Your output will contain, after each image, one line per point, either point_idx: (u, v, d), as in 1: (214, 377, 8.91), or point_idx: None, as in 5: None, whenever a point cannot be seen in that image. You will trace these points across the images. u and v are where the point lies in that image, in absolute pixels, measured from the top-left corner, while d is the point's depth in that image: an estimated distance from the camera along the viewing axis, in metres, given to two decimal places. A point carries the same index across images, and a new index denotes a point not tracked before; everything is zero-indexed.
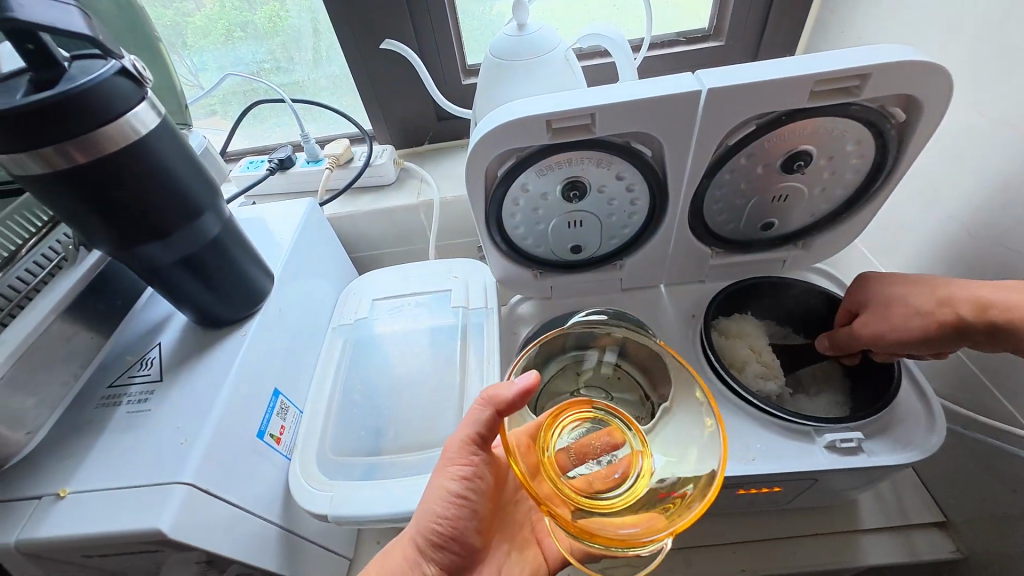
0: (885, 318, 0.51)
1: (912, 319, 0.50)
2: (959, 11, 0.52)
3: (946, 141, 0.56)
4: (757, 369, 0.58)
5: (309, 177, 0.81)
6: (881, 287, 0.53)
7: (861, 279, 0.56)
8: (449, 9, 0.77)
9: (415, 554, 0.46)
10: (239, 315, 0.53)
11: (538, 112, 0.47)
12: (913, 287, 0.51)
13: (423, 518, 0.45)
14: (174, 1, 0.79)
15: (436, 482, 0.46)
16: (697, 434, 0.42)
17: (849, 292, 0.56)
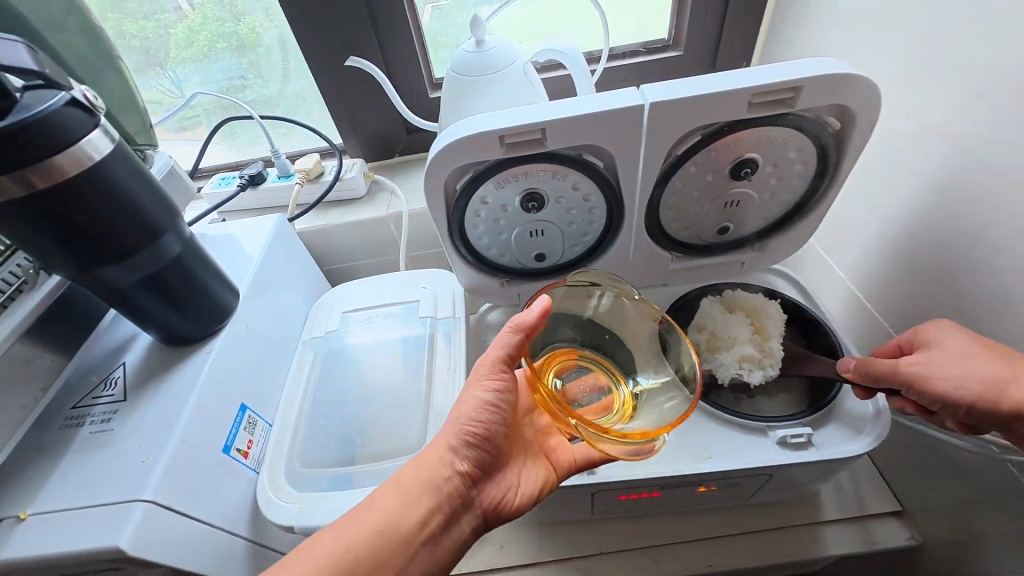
0: (943, 369, 0.48)
1: (972, 381, 0.46)
2: (891, 23, 0.55)
3: (886, 146, 0.59)
4: (750, 351, 0.57)
5: (280, 192, 0.82)
6: (964, 340, 0.48)
7: (943, 323, 0.50)
8: (413, 26, 0.79)
9: (448, 453, 0.46)
10: (204, 332, 0.54)
11: (490, 128, 0.49)
12: (999, 355, 0.46)
13: (457, 421, 0.46)
14: (155, 13, 0.79)
15: (472, 392, 0.47)
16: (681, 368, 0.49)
17: (924, 331, 0.51)
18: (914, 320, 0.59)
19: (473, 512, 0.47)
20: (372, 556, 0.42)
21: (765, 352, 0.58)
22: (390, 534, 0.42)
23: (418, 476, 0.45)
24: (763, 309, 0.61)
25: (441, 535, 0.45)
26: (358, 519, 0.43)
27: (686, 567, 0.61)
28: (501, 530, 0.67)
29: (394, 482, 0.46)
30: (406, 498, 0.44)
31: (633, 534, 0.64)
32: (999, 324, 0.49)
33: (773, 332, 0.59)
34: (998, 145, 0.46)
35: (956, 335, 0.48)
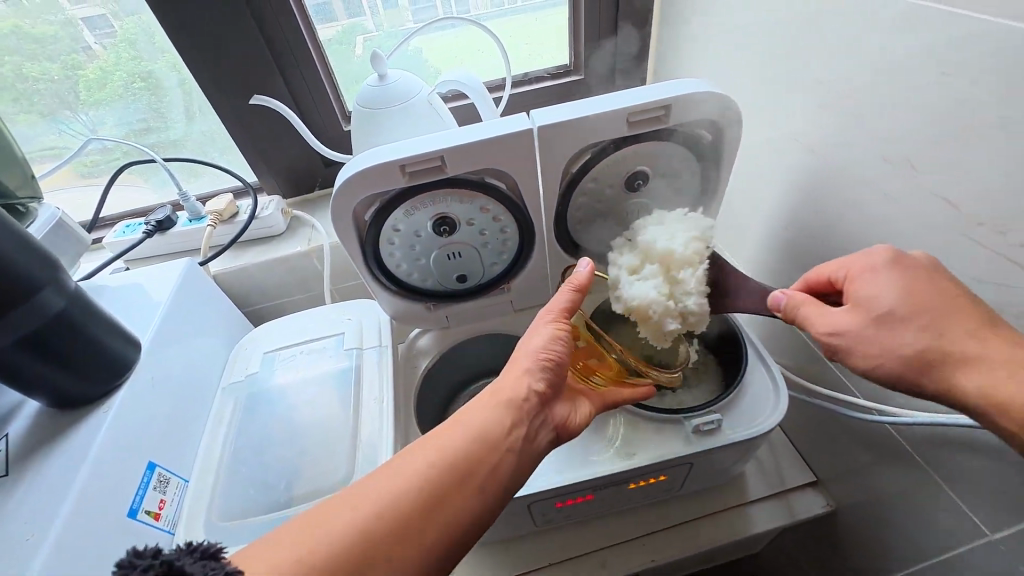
0: (861, 339, 0.44)
1: (890, 355, 0.42)
2: (746, 46, 0.63)
3: (757, 152, 0.66)
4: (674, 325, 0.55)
5: (191, 235, 0.79)
6: (895, 304, 0.42)
7: (884, 272, 0.43)
8: (320, 62, 0.80)
9: (526, 375, 0.49)
10: (102, 389, 0.51)
11: (390, 159, 0.50)
12: (932, 320, 0.41)
13: (531, 349, 0.51)
14: (61, 54, 0.75)
15: (544, 329, 0.52)
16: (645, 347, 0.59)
17: (856, 275, 0.45)
18: None
19: (544, 435, 0.49)
20: (462, 462, 0.43)
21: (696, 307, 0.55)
22: (479, 441, 0.44)
23: (505, 393, 0.48)
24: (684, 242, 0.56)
25: (520, 450, 0.46)
26: (446, 433, 0.45)
27: (631, 565, 0.63)
28: None
29: (476, 403, 0.48)
30: (497, 413, 0.46)
31: (578, 541, 0.65)
32: None
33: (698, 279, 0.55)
34: (838, 145, 0.53)
35: (889, 300, 0.42)
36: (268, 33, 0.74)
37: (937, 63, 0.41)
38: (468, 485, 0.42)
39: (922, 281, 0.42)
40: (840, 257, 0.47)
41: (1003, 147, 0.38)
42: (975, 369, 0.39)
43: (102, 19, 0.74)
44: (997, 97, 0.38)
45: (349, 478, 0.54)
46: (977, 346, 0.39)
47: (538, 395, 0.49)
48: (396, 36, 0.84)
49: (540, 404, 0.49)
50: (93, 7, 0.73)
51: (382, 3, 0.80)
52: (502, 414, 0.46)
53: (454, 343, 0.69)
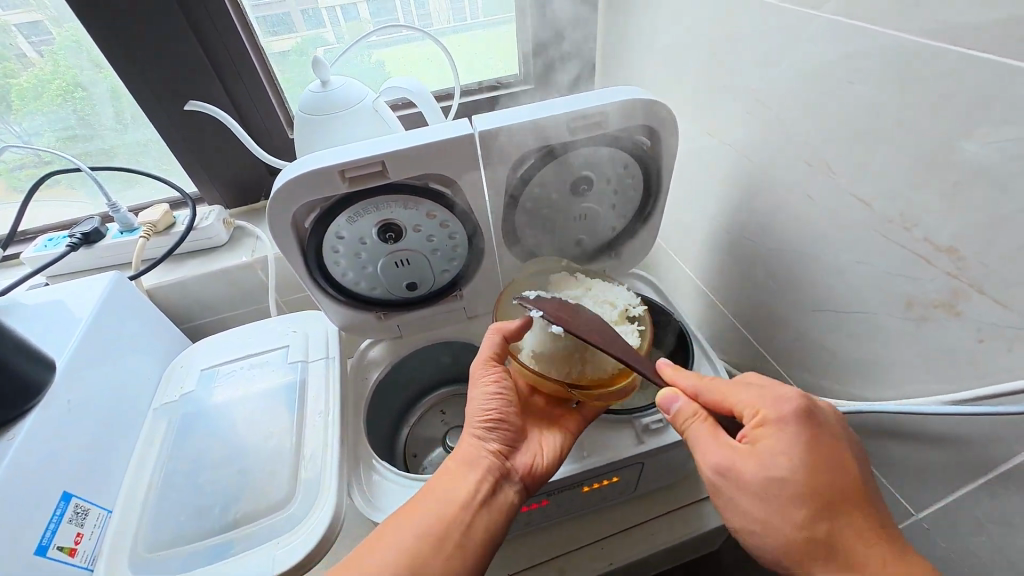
0: (750, 496, 0.43)
1: (779, 525, 0.42)
2: (682, 56, 0.65)
3: (697, 158, 0.69)
4: (605, 365, 0.53)
5: (122, 249, 0.74)
6: (789, 479, 0.41)
7: (791, 430, 0.43)
8: (264, 71, 0.78)
9: (475, 437, 0.54)
10: (10, 415, 0.47)
11: (328, 164, 0.49)
12: (827, 503, 0.41)
13: (472, 413, 0.54)
14: None
15: (476, 389, 0.55)
16: (613, 353, 0.53)
17: (764, 413, 0.44)
18: (745, 301, 0.68)
19: (514, 481, 0.52)
20: (434, 530, 0.47)
21: (569, 363, 0.54)
22: (445, 507, 0.48)
23: (455, 457, 0.52)
24: (538, 329, 0.58)
25: (488, 505, 0.50)
26: (422, 497, 0.50)
27: (591, 569, 0.63)
28: None
29: (442, 466, 0.52)
30: (451, 478, 0.51)
31: (534, 550, 0.64)
32: (797, 295, 0.58)
33: (542, 364, 0.54)
34: (766, 148, 0.56)
35: (785, 470, 0.41)
36: (206, 42, 0.71)
37: (845, 71, 0.44)
38: (440, 553, 0.46)
39: (823, 450, 0.42)
40: (750, 390, 0.46)
41: (906, 148, 0.41)
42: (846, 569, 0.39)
43: (39, 25, 0.69)
44: (897, 102, 0.41)
45: (291, 496, 0.51)
46: (860, 544, 0.39)
47: (492, 449, 0.53)
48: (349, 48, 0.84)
49: (498, 457, 0.53)
50: (28, 12, 0.68)
51: (342, 16, 0.79)
52: (458, 478, 0.50)
53: (406, 352, 0.68)
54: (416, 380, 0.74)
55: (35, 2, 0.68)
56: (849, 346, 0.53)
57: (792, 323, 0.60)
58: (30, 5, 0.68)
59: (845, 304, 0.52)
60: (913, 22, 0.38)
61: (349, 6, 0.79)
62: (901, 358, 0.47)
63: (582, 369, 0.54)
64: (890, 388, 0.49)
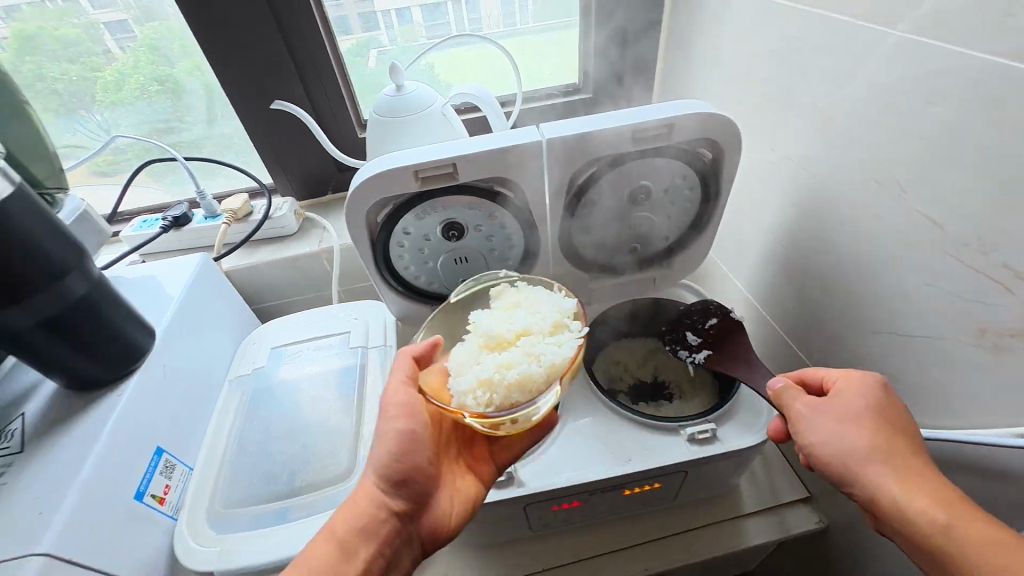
0: (832, 418, 0.45)
1: (853, 440, 0.43)
2: (747, 71, 0.66)
3: (757, 172, 0.69)
4: (529, 384, 0.46)
5: (205, 233, 0.82)
6: (874, 407, 0.45)
7: (875, 384, 0.46)
8: (341, 75, 0.83)
9: (373, 496, 0.50)
10: (120, 373, 0.52)
11: (404, 164, 0.53)
12: (901, 431, 0.43)
13: (373, 469, 0.51)
14: (82, 56, 0.79)
15: (381, 441, 0.51)
16: (540, 369, 0.46)
17: (850, 374, 0.48)
18: (799, 319, 0.67)
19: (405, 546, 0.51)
20: (332, 568, 0.46)
21: (487, 387, 0.46)
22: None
23: (354, 519, 0.49)
24: (460, 353, 0.51)
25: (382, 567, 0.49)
26: (338, 519, 0.49)
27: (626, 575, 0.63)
28: (440, 562, 0.66)
29: (358, 490, 0.52)
30: (341, 546, 0.47)
31: (571, 548, 0.66)
32: (856, 316, 0.57)
33: (456, 391, 0.47)
34: (833, 165, 0.55)
35: (862, 404, 0.45)
36: (292, 45, 0.77)
37: (926, 90, 0.44)
38: None
39: (899, 409, 0.45)
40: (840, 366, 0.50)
41: (990, 169, 0.40)
42: (903, 473, 0.41)
43: (124, 24, 0.77)
44: (982, 122, 0.40)
45: (350, 470, 0.55)
46: (920, 470, 0.41)
47: (393, 510, 0.51)
48: (408, 51, 0.88)
49: (396, 520, 0.50)
50: (116, 12, 0.76)
51: (398, 20, 0.84)
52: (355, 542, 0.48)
53: None
54: None
55: (122, 4, 0.75)
56: (910, 371, 0.52)
57: (848, 343, 0.59)
58: (118, 6, 0.76)
59: (910, 328, 0.51)
60: (1003, 42, 0.37)
61: (404, 9, 0.83)
62: (971, 387, 0.46)
63: (502, 391, 0.46)
64: (954, 417, 0.48)
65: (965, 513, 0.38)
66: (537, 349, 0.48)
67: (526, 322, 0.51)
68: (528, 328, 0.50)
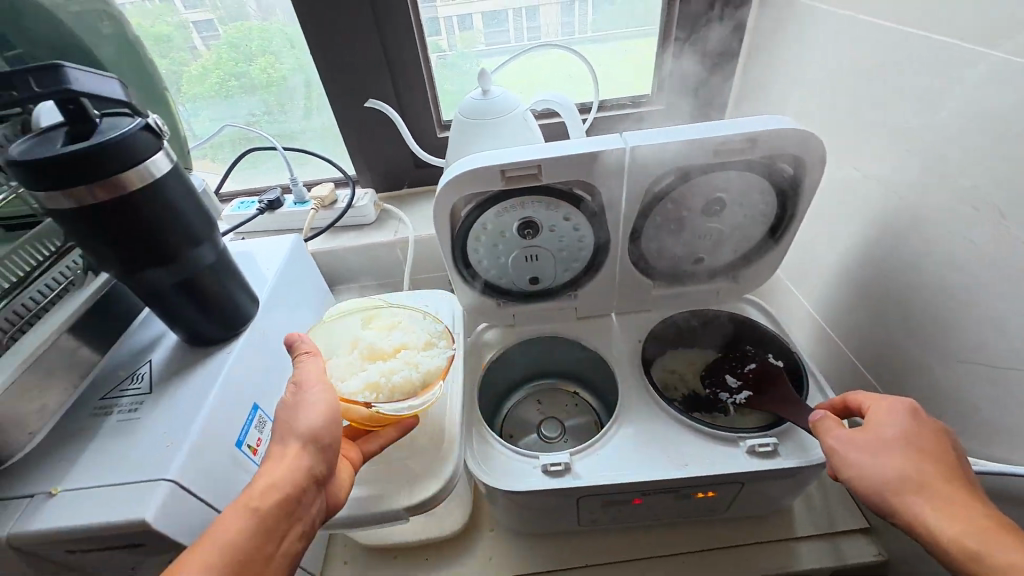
0: (861, 445, 0.46)
1: (882, 465, 0.44)
2: (832, 89, 0.65)
3: (835, 191, 0.68)
4: (403, 387, 0.55)
5: (295, 217, 0.89)
6: (907, 435, 0.45)
7: (906, 412, 0.46)
8: (427, 78, 0.89)
9: (302, 454, 0.45)
10: (229, 334, 0.58)
11: (493, 163, 0.56)
12: (938, 457, 0.43)
13: (309, 425, 0.46)
14: (171, 52, 0.87)
15: (313, 399, 0.48)
16: (417, 373, 0.56)
17: (877, 405, 0.49)
18: (871, 343, 0.65)
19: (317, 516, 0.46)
20: (267, 523, 0.41)
21: (375, 388, 0.54)
22: (247, 538, 0.40)
23: (281, 477, 0.43)
24: (337, 361, 0.58)
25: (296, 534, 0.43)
26: (266, 470, 0.43)
27: None
28: (488, 543, 0.69)
29: (292, 442, 0.46)
30: (274, 503, 0.42)
31: (616, 548, 0.67)
32: (936, 344, 0.56)
33: (344, 391, 0.54)
34: (923, 188, 0.54)
35: (891, 430, 0.45)
36: (387, 48, 0.83)
37: None
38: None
39: (936, 436, 0.44)
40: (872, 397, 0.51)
41: None
42: (938, 500, 0.40)
43: (209, 23, 0.86)
44: None
45: (421, 446, 0.57)
46: (956, 497, 0.40)
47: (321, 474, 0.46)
48: (467, 56, 0.92)
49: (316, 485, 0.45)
50: (204, 12, 0.85)
51: (458, 26, 0.88)
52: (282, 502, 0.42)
53: (517, 339, 0.75)
54: (521, 368, 0.80)
55: (209, 5, 0.84)
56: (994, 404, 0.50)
57: (925, 371, 0.58)
58: (206, 6, 0.84)
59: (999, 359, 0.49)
60: None
61: (465, 16, 0.87)
62: None
63: (393, 390, 0.55)
64: None
65: (1006, 540, 0.37)
66: (415, 359, 0.58)
67: (404, 339, 0.60)
68: (405, 343, 0.60)
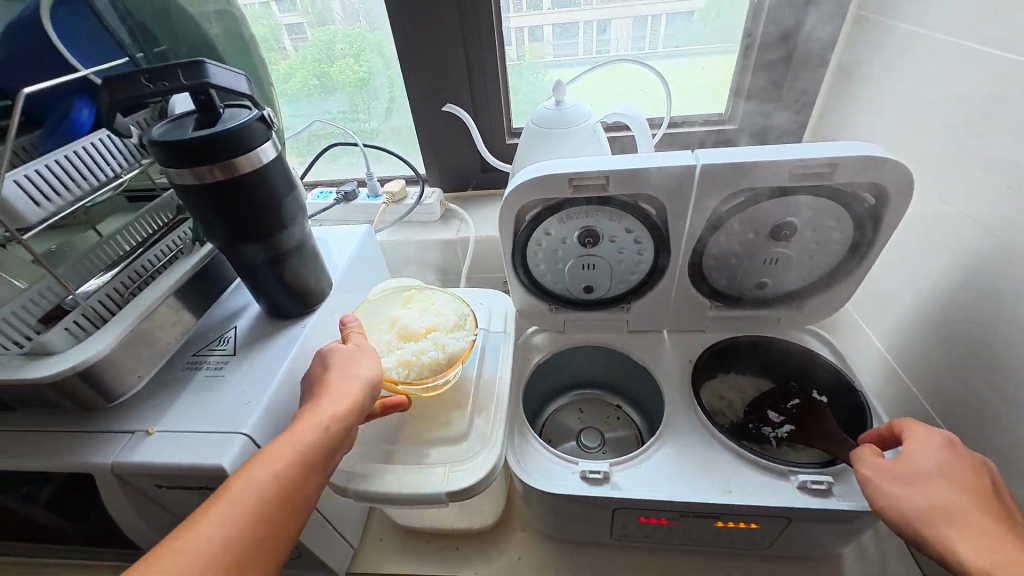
0: (893, 477, 0.47)
1: (915, 498, 0.45)
2: (926, 118, 0.62)
3: (920, 225, 0.64)
4: (430, 369, 0.58)
5: (367, 209, 0.95)
6: (943, 468, 0.46)
7: (942, 446, 0.48)
8: (502, 86, 0.93)
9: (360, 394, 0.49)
10: (304, 310, 0.63)
11: (563, 171, 0.58)
12: (975, 491, 0.44)
13: (367, 372, 0.51)
14: (266, 52, 0.95)
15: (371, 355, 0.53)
16: (442, 353, 0.59)
17: (912, 436, 0.50)
18: (947, 390, 0.61)
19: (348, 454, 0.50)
20: (327, 446, 0.45)
21: (406, 366, 0.58)
22: (308, 453, 0.44)
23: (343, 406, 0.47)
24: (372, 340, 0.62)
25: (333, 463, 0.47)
26: (328, 399, 0.47)
27: None
28: (519, 542, 0.71)
29: (350, 379, 0.50)
30: (331, 430, 0.46)
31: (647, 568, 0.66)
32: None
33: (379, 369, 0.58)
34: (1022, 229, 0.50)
35: (926, 465, 0.47)
36: (468, 56, 0.88)
37: None
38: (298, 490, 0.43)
39: (973, 471, 0.46)
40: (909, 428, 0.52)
41: None
42: (971, 533, 0.42)
43: (299, 26, 0.92)
44: None
45: (467, 433, 0.59)
46: (991, 531, 0.41)
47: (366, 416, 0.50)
48: (535, 67, 0.94)
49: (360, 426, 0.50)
50: (296, 16, 0.91)
51: (528, 35, 0.90)
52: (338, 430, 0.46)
53: (566, 346, 0.76)
54: (566, 376, 0.81)
55: (300, 9, 0.90)
56: None
57: (1008, 426, 0.53)
58: (298, 11, 0.91)
59: None
60: None
61: (536, 27, 0.89)
62: None
63: (422, 370, 0.58)
64: None
65: None
66: (442, 340, 0.60)
67: (433, 321, 0.63)
68: (434, 325, 0.62)
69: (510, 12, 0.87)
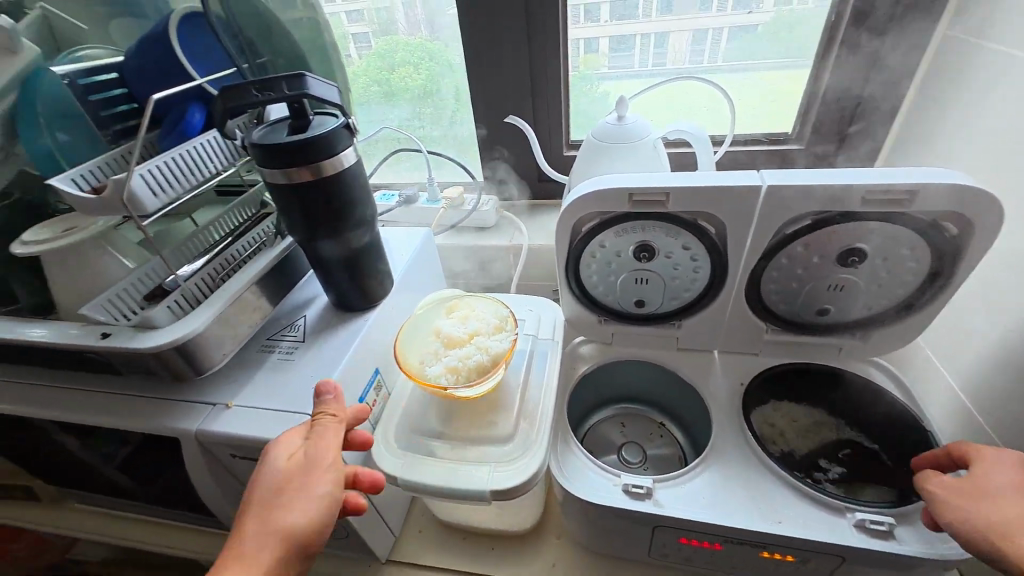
0: (961, 493, 0.47)
1: (984, 513, 0.45)
2: (1019, 145, 0.58)
3: (1006, 259, 0.60)
4: (477, 371, 0.61)
5: (426, 213, 1.00)
6: (1016, 486, 0.45)
7: (1013, 464, 0.47)
8: (563, 99, 0.95)
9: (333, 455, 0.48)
10: (366, 305, 0.67)
11: (623, 186, 0.59)
12: None
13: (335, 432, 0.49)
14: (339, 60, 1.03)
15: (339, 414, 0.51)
16: (485, 356, 0.61)
17: (979, 455, 0.49)
18: None
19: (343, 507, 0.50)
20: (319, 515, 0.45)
21: (453, 370, 0.60)
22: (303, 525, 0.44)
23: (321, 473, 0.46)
24: (421, 347, 0.65)
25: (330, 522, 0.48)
26: (300, 471, 0.46)
27: None
28: (554, 549, 0.71)
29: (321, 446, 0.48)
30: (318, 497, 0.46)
31: None
32: None
33: (429, 374, 0.60)
34: None
35: (996, 480, 0.46)
36: (532, 69, 0.91)
37: None
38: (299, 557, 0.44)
39: None
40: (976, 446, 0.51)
41: None
42: None
43: (366, 35, 0.99)
44: None
45: (514, 435, 0.61)
46: None
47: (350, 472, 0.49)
48: (589, 78, 0.95)
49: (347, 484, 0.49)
50: (364, 25, 0.98)
51: (585, 49, 0.92)
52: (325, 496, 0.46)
53: (612, 358, 0.76)
54: (611, 388, 0.81)
55: (367, 19, 0.97)
56: None
57: None
58: (366, 20, 0.97)
59: None
60: None
61: (593, 40, 0.90)
62: None
63: (468, 373, 0.60)
64: None
65: None
66: (484, 343, 0.62)
67: (475, 326, 0.65)
68: (476, 330, 0.65)
69: (576, 27, 0.89)
